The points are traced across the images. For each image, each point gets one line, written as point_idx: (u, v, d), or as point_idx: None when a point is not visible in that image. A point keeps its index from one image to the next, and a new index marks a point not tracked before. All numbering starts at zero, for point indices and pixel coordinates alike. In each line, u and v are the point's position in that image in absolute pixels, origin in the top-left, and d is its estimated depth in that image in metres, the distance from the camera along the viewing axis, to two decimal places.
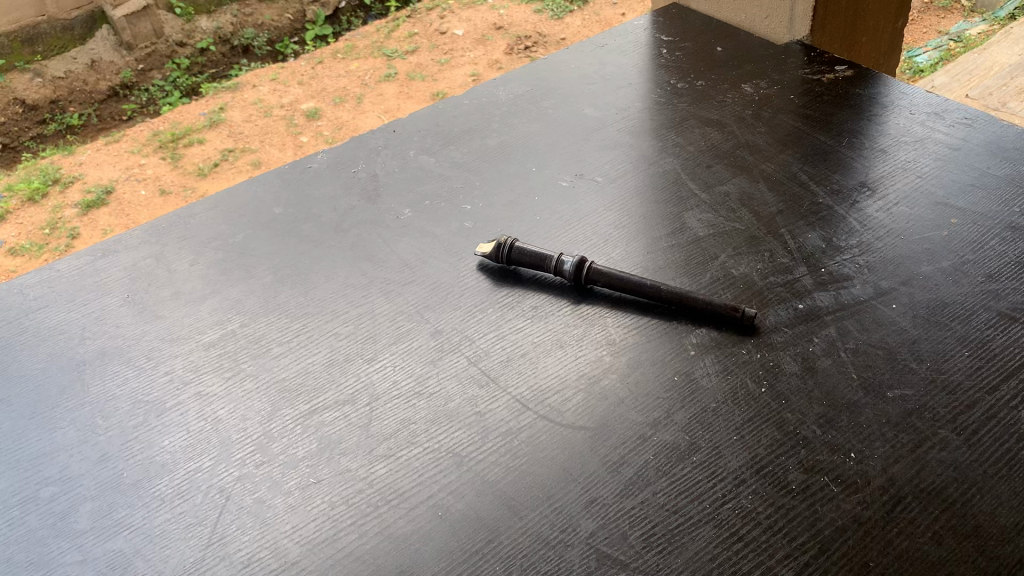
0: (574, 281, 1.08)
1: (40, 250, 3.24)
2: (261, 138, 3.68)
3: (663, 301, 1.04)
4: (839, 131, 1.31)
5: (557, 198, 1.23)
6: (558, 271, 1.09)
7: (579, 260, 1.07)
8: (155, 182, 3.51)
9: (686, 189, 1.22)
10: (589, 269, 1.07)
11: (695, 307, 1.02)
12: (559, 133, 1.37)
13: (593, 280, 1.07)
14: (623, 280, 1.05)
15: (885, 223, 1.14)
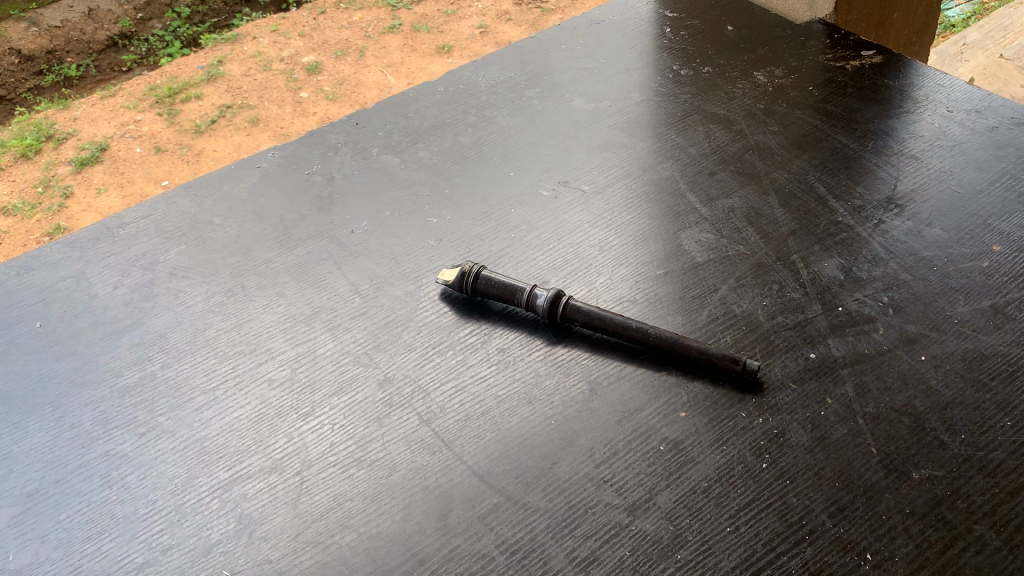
0: (549, 319, 0.93)
1: (36, 212, 2.03)
2: (263, 91, 2.34)
3: (651, 347, 0.88)
4: (864, 132, 1.14)
5: (536, 211, 1.07)
6: (531, 306, 0.93)
7: (555, 294, 0.92)
8: (150, 139, 2.19)
9: (685, 201, 1.06)
10: (566, 306, 0.92)
11: (688, 356, 0.87)
12: (544, 129, 1.20)
13: (569, 318, 0.91)
14: (605, 320, 0.90)
15: (914, 249, 0.98)
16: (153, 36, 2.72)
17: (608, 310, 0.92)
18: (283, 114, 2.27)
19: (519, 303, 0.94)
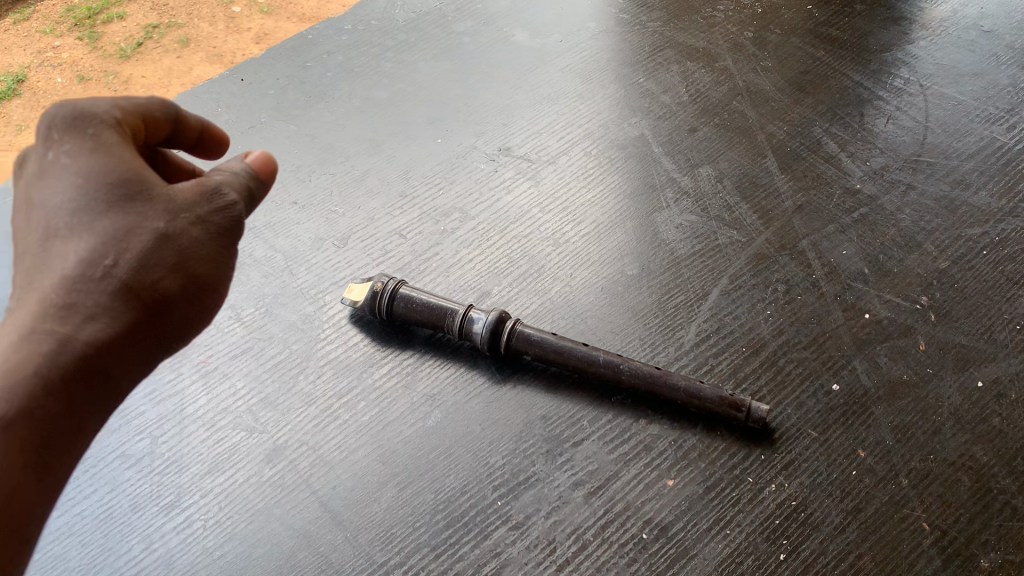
0: (489, 350, 0.70)
1: None
2: (191, 7, 1.28)
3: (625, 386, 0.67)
4: (880, 64, 0.91)
5: (471, 191, 0.84)
6: (463, 334, 0.70)
7: (495, 317, 0.69)
8: (69, 66, 1.16)
9: (659, 172, 0.83)
10: (511, 333, 0.69)
11: (675, 398, 0.65)
12: (478, 76, 0.95)
13: (516, 350, 0.69)
14: (562, 353, 0.68)
15: (956, 224, 0.76)
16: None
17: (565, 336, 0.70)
18: (214, 32, 1.24)
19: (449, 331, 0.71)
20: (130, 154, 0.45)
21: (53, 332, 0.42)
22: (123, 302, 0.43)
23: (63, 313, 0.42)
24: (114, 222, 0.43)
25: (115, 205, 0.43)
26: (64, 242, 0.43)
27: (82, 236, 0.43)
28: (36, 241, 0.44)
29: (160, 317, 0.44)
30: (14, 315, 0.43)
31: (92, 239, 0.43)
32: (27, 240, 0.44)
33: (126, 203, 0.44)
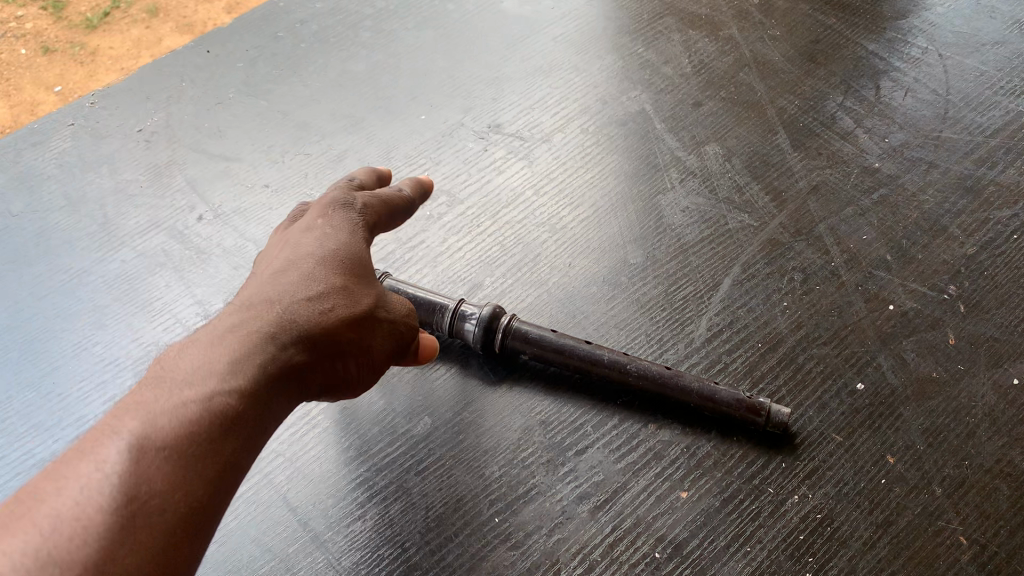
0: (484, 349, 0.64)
1: None
2: None
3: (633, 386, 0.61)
4: (895, 34, 0.85)
5: (459, 172, 0.77)
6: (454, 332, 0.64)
7: (489, 314, 0.63)
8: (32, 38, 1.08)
9: (662, 151, 0.77)
10: (506, 330, 0.63)
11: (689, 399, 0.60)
12: (465, 46, 0.89)
13: (512, 349, 0.63)
14: (563, 350, 0.62)
15: (983, 206, 0.71)
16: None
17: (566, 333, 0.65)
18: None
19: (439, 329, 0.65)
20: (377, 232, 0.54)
21: (284, 345, 0.44)
22: (334, 349, 0.47)
23: (298, 333, 0.45)
24: (347, 283, 0.48)
25: (356, 272, 0.49)
26: (302, 278, 0.47)
27: (321, 280, 0.47)
28: (271, 274, 0.48)
29: (339, 375, 0.48)
30: (242, 314, 0.45)
31: (330, 286, 0.47)
32: (260, 273, 0.48)
33: (362, 274, 0.50)
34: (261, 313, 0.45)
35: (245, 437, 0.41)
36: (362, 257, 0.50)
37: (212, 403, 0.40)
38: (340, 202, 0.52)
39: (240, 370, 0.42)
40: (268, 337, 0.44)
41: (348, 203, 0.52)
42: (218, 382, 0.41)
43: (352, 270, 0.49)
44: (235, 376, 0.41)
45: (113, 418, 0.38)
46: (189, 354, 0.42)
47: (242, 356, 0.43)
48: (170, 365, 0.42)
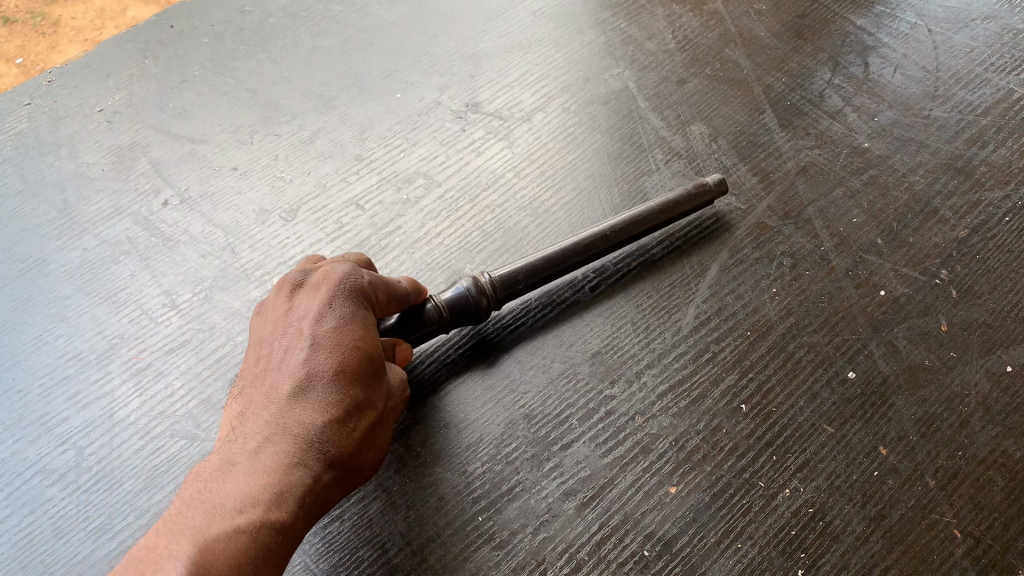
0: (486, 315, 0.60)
1: None
2: None
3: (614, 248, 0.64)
4: (883, 8, 0.83)
5: (436, 153, 0.74)
6: (453, 318, 0.59)
7: (471, 284, 0.59)
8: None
9: (647, 130, 0.75)
10: (494, 284, 0.59)
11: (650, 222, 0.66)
12: (441, 21, 0.85)
13: (511, 292, 0.60)
14: (551, 262, 0.62)
15: (974, 188, 0.69)
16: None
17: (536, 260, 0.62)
18: None
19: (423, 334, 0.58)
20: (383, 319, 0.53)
21: (312, 466, 0.45)
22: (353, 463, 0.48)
23: (323, 451, 0.46)
24: (362, 390, 0.48)
25: (370, 376, 0.49)
26: (326, 387, 0.47)
27: (339, 390, 0.47)
28: (289, 380, 0.47)
29: (354, 482, 0.49)
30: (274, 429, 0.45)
31: (349, 395, 0.48)
32: (278, 376, 0.48)
33: (375, 374, 0.50)
34: (290, 434, 0.45)
35: (283, 567, 0.42)
36: (376, 353, 0.50)
37: (258, 537, 0.41)
38: (349, 287, 0.51)
39: (278, 501, 0.42)
40: (299, 462, 0.45)
41: (357, 288, 0.52)
42: (261, 514, 0.41)
43: (370, 370, 0.49)
44: (277, 507, 0.42)
45: (164, 553, 0.39)
46: (227, 484, 0.43)
47: (278, 485, 0.43)
48: (206, 494, 0.42)
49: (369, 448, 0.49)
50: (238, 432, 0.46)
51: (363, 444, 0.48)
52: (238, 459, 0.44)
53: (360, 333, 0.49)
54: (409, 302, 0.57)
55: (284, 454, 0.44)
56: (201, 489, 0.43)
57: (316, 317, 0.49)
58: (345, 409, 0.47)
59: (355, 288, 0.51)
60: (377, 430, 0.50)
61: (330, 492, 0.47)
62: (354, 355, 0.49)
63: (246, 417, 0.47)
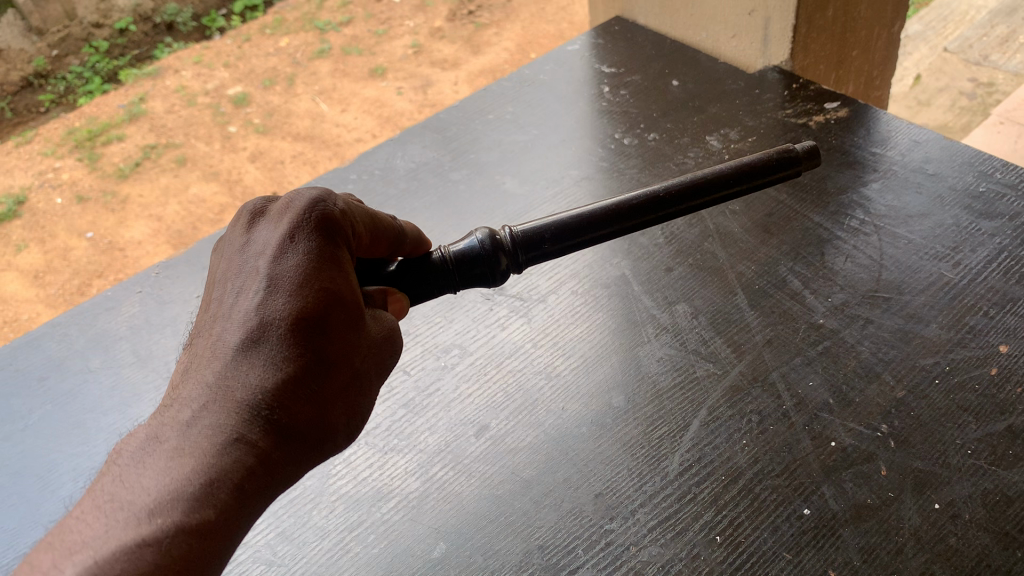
0: (507, 266, 0.71)
1: None
2: None
3: (680, 212, 0.75)
4: (837, 206, 1.01)
5: (468, 329, 0.93)
6: (474, 264, 0.70)
7: (492, 237, 0.70)
8: None
9: (640, 307, 0.92)
10: (520, 239, 0.70)
11: (722, 186, 0.76)
12: (474, 220, 1.05)
13: (533, 247, 0.71)
14: (581, 224, 0.72)
15: (910, 355, 0.84)
16: (69, 73, 2.76)
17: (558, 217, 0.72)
18: None
19: (436, 279, 0.70)
20: (349, 267, 0.62)
21: (252, 442, 0.55)
22: (304, 420, 0.57)
23: (262, 428, 0.55)
24: (314, 350, 0.58)
25: (322, 333, 0.58)
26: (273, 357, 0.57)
27: (286, 358, 0.57)
28: (240, 352, 0.57)
29: (322, 432, 0.58)
30: (223, 404, 0.56)
31: (295, 360, 0.57)
32: (235, 339, 0.58)
33: (332, 330, 0.59)
34: (230, 407, 0.55)
35: (218, 546, 0.52)
36: (339, 305, 0.59)
37: (173, 538, 0.50)
38: (310, 239, 0.60)
39: (208, 489, 0.52)
40: (237, 436, 0.54)
41: (320, 239, 0.60)
42: (183, 515, 0.50)
43: (318, 328, 0.58)
44: (205, 503, 0.52)
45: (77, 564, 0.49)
46: (161, 474, 0.53)
47: (213, 467, 0.53)
48: (140, 489, 0.52)
49: (330, 405, 0.59)
50: (193, 396, 0.57)
51: (317, 402, 0.58)
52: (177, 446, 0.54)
53: (306, 291, 0.58)
54: (401, 244, 0.71)
55: (219, 431, 0.54)
56: (141, 476, 0.53)
57: (275, 265, 0.59)
58: (290, 376, 0.57)
59: (317, 238, 0.60)
60: (340, 391, 0.59)
61: (285, 454, 0.56)
62: (299, 313, 0.58)
63: (201, 381, 0.57)
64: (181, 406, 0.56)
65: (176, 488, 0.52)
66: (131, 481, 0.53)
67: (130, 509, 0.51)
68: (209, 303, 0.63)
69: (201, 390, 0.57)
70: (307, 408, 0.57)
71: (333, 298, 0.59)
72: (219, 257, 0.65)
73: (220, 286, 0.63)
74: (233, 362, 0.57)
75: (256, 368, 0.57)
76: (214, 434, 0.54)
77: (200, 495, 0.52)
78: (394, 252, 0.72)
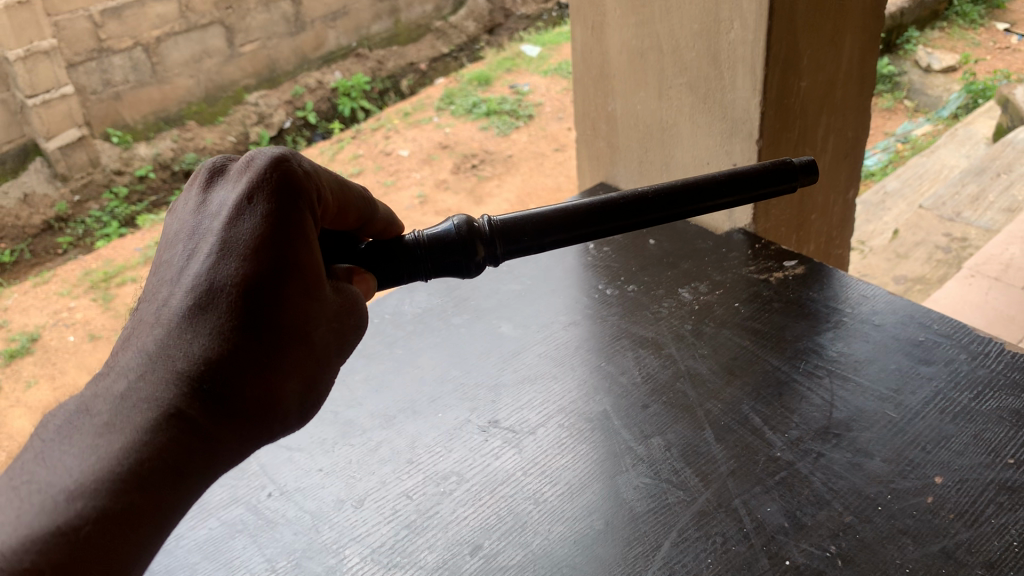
0: (485, 257, 0.85)
1: None
2: None
3: (673, 213, 0.90)
4: (793, 351, 1.14)
5: (466, 458, 1.04)
6: (453, 250, 0.84)
7: (468, 227, 0.84)
8: None
9: (620, 440, 1.04)
10: (495, 232, 0.85)
11: (712, 193, 0.91)
12: (473, 359, 1.20)
13: (506, 239, 0.85)
14: (550, 224, 0.86)
15: (857, 484, 0.94)
16: (88, 219, 2.89)
17: (525, 212, 0.87)
18: None
19: (412, 261, 0.85)
20: (309, 236, 0.73)
21: (184, 413, 0.65)
22: (242, 397, 0.68)
23: (194, 404, 0.66)
24: (257, 323, 0.69)
25: (269, 306, 0.69)
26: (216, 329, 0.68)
27: (225, 331, 0.68)
28: (187, 321, 0.68)
29: (264, 403, 0.69)
30: (163, 372, 0.66)
31: (233, 334, 0.68)
32: (184, 305, 0.69)
33: (279, 305, 0.70)
34: (170, 377, 0.66)
35: (143, 513, 0.61)
36: (287, 280, 0.70)
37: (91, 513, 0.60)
38: (269, 210, 0.71)
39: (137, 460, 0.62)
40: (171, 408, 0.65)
41: (281, 212, 0.72)
42: (105, 500, 0.60)
43: (263, 300, 0.69)
44: (130, 485, 0.61)
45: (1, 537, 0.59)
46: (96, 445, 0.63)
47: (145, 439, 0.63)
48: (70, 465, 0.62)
49: (272, 381, 0.69)
50: (141, 358, 0.68)
51: (258, 379, 0.69)
52: (112, 421, 0.64)
53: (252, 263, 0.69)
54: (372, 219, 0.87)
55: (160, 401, 0.65)
56: (79, 450, 0.63)
57: (233, 231, 0.71)
58: (227, 349, 0.67)
59: (271, 210, 0.71)
60: (284, 369, 0.70)
61: (219, 431, 0.67)
62: (239, 284, 0.69)
63: (152, 342, 0.68)
64: (124, 376, 0.67)
65: (107, 462, 0.62)
66: (63, 455, 0.63)
67: (52, 490, 0.61)
68: (163, 271, 0.74)
69: (144, 359, 0.68)
70: (252, 379, 0.68)
71: (277, 270, 0.70)
72: (180, 217, 0.77)
73: (177, 250, 0.74)
74: (178, 330, 0.68)
75: (201, 338, 0.68)
76: (152, 407, 0.64)
77: (128, 476, 0.61)
78: (361, 227, 0.87)
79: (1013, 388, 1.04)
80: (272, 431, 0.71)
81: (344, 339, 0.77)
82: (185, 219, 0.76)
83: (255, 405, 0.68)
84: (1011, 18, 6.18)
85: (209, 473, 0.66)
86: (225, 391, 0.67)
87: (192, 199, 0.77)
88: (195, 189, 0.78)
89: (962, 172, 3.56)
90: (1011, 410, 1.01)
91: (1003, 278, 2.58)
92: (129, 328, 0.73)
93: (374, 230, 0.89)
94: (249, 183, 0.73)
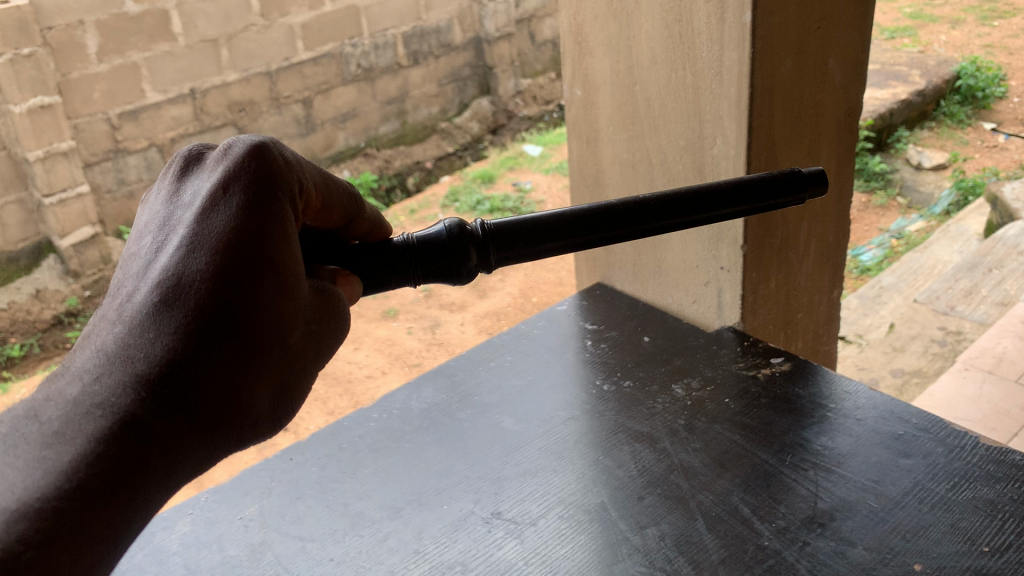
0: (478, 263, 0.95)
1: None
2: None
3: (682, 223, 0.99)
4: (780, 444, 1.20)
5: (470, 548, 1.10)
6: (448, 254, 0.94)
7: (463, 233, 0.94)
8: None
9: (616, 530, 1.09)
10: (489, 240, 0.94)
11: (720, 207, 0.99)
12: (475, 451, 1.27)
13: (500, 245, 0.95)
14: (543, 232, 0.95)
15: (840, 571, 1.00)
16: None
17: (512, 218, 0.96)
18: None
19: (403, 263, 0.94)
20: (287, 231, 0.81)
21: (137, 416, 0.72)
22: (201, 398, 0.75)
23: (148, 406, 0.73)
24: (223, 319, 0.76)
25: (237, 301, 0.77)
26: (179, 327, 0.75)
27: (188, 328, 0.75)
28: (152, 319, 0.75)
29: (224, 400, 0.77)
30: (120, 373, 0.74)
31: (196, 332, 0.75)
32: (149, 301, 0.76)
33: (248, 301, 0.77)
34: (128, 378, 0.73)
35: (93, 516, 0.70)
36: (257, 278, 0.78)
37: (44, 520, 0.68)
38: (244, 204, 0.79)
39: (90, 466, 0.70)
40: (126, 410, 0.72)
41: (258, 206, 0.79)
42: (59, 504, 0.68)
43: (226, 297, 0.77)
44: (83, 492, 0.69)
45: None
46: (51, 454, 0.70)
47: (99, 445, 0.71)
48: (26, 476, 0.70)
49: (235, 376, 0.77)
50: (102, 355, 0.76)
51: (221, 378, 0.76)
52: (63, 429, 0.72)
53: (220, 258, 0.77)
54: (357, 217, 0.96)
55: (116, 408, 0.72)
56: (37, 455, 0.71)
57: (208, 223, 0.78)
58: (187, 348, 0.75)
59: (246, 204, 0.79)
60: (247, 365, 0.78)
61: (173, 434, 0.74)
62: (205, 281, 0.76)
63: (113, 341, 0.76)
64: (83, 376, 0.75)
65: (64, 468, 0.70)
66: (24, 458, 0.71)
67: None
68: (131, 263, 0.82)
69: (105, 354, 0.75)
70: (215, 381, 0.76)
71: (244, 268, 0.77)
72: (154, 208, 0.85)
73: (148, 242, 0.82)
74: (140, 326, 0.75)
75: (163, 337, 0.75)
76: (108, 413, 0.72)
77: (80, 484, 0.69)
78: (346, 220, 0.95)
79: (988, 479, 1.10)
80: (234, 428, 0.78)
81: (322, 337, 0.86)
82: (157, 209, 0.85)
83: (216, 407, 0.76)
84: (999, 116, 6.38)
85: (166, 475, 0.74)
86: (184, 394, 0.74)
87: (167, 186, 0.86)
88: (170, 177, 0.86)
89: (955, 267, 3.65)
90: (986, 501, 1.06)
91: (996, 371, 2.64)
92: (93, 320, 0.81)
93: (361, 226, 0.97)
94: (226, 173, 0.80)
